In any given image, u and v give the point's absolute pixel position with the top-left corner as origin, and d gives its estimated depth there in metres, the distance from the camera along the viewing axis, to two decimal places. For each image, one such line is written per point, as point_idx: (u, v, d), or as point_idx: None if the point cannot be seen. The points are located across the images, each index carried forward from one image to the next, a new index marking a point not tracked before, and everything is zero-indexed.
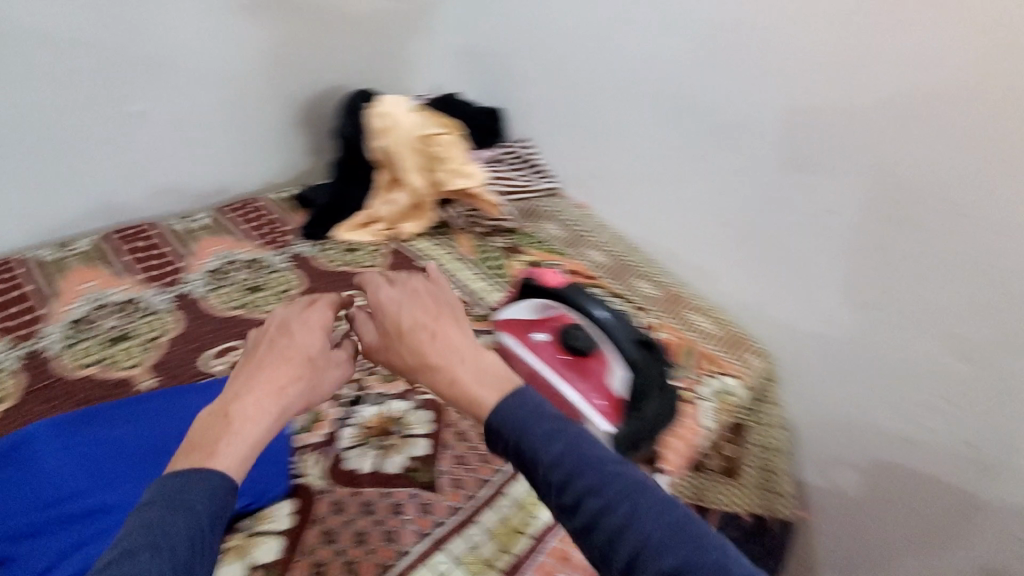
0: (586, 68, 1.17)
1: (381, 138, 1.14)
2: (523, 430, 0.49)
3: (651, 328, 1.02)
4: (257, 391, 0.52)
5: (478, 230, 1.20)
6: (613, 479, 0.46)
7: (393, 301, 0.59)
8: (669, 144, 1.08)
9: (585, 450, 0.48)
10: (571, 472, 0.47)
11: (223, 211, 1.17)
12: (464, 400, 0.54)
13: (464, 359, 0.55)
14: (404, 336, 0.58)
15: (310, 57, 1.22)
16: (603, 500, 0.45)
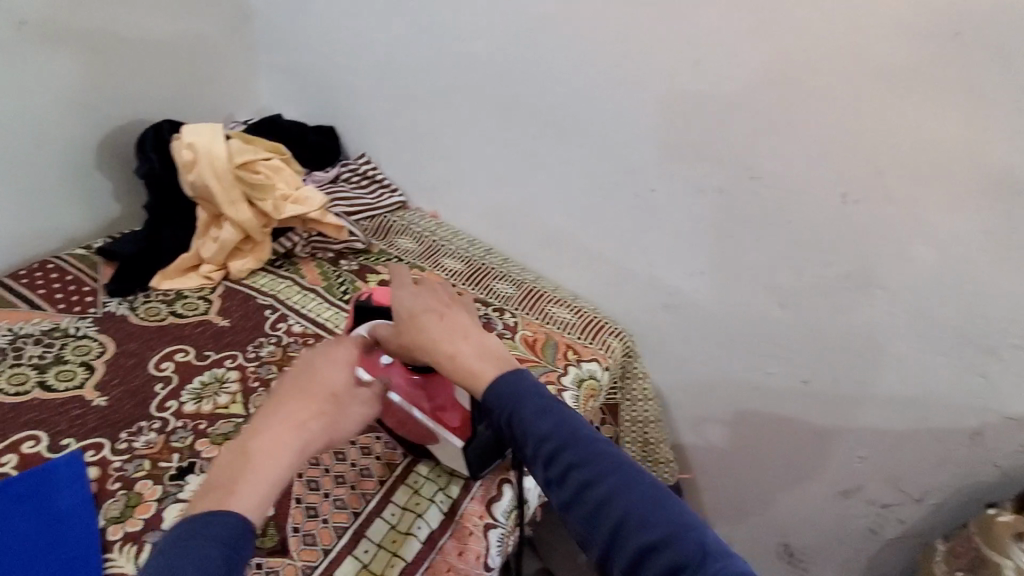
0: (406, 72, 1.13)
1: (191, 171, 1.03)
2: (518, 406, 0.53)
3: (511, 328, 1.01)
4: (280, 426, 0.53)
5: (326, 256, 1.14)
6: (600, 456, 0.49)
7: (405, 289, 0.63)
8: (498, 140, 1.07)
9: (574, 428, 0.51)
10: (559, 446, 0.50)
11: (9, 278, 1.00)
12: (466, 374, 0.57)
13: (470, 338, 0.59)
14: (414, 319, 0.61)
15: (95, 90, 1.08)
16: (590, 474, 0.48)
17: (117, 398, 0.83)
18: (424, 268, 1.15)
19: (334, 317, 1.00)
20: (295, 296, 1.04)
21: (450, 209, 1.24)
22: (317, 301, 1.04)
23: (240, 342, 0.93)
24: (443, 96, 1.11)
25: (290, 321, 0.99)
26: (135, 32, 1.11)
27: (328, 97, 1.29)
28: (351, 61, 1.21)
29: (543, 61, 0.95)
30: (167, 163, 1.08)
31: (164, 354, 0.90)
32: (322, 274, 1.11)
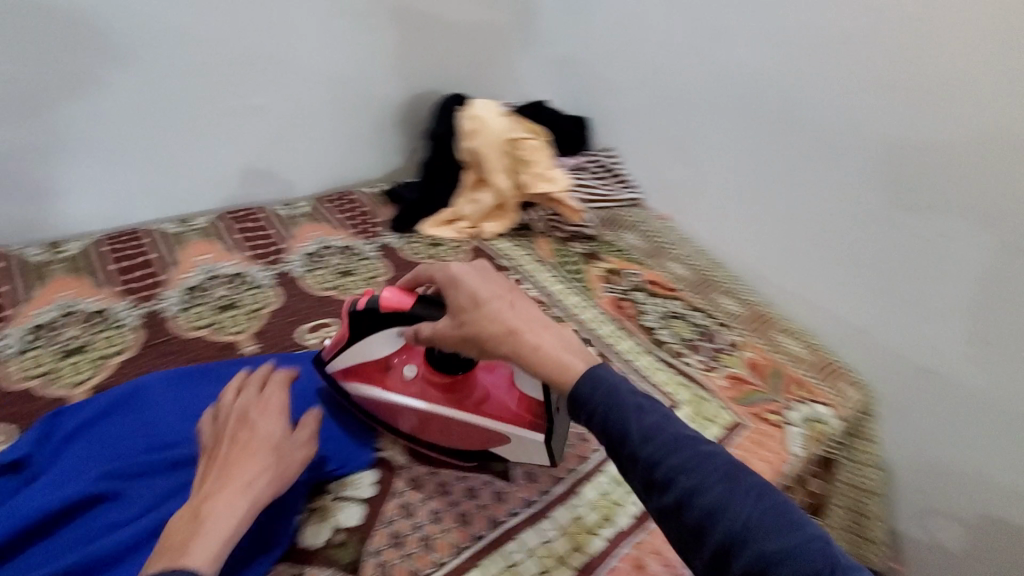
0: (679, 78, 1.16)
1: (471, 139, 1.17)
2: (616, 400, 0.47)
3: (735, 346, 0.98)
4: (228, 484, 0.53)
5: (558, 235, 1.21)
6: (711, 461, 0.43)
7: (462, 278, 0.57)
8: (766, 154, 1.04)
9: (679, 429, 0.45)
10: (664, 449, 0.44)
11: (321, 202, 1.23)
12: (552, 369, 0.51)
13: (546, 327, 0.54)
14: (482, 309, 0.55)
15: (411, 61, 1.29)
16: (699, 482, 0.42)
17: None
18: (649, 266, 1.15)
19: (562, 291, 1.06)
20: (530, 264, 1.12)
21: (683, 214, 1.23)
22: (548, 274, 1.11)
23: None
24: (711, 100, 1.11)
25: (525, 285, 1.07)
26: (453, 15, 1.30)
27: (589, 91, 1.37)
28: (622, 58, 1.27)
29: (847, 84, 0.91)
30: (449, 129, 1.25)
31: None
32: (554, 251, 1.17)
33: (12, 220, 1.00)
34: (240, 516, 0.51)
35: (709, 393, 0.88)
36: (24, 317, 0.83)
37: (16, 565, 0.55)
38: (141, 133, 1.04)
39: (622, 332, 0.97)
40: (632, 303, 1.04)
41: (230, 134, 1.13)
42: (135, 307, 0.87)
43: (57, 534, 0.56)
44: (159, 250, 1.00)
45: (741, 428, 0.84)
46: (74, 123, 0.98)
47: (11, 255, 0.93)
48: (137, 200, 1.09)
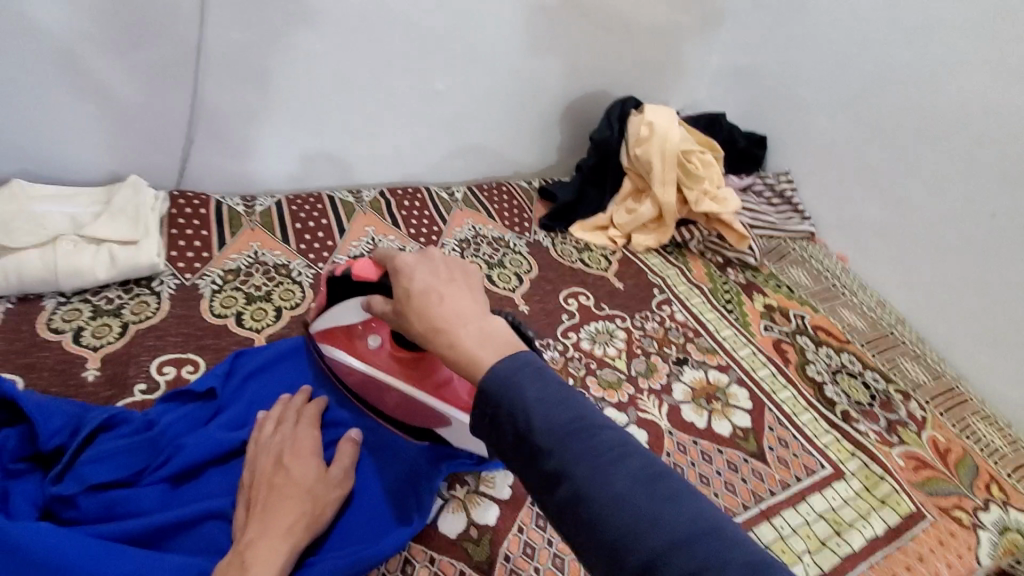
0: (902, 112, 1.05)
1: (641, 146, 1.12)
2: (512, 388, 0.44)
3: (918, 421, 0.86)
4: (267, 530, 0.51)
5: (714, 258, 1.13)
6: (605, 449, 0.40)
7: (406, 266, 0.53)
8: (1000, 215, 0.95)
9: (573, 414, 0.42)
10: (555, 437, 0.41)
11: (476, 188, 1.22)
12: (464, 366, 0.47)
13: (468, 321, 0.49)
14: (413, 301, 0.51)
15: (591, 59, 1.26)
16: (593, 472, 0.39)
17: (535, 311, 0.95)
18: (818, 309, 1.03)
19: (716, 322, 0.97)
20: (682, 286, 1.04)
21: (867, 260, 1.14)
22: (701, 299, 1.02)
23: (631, 307, 0.98)
24: (939, 139, 1.01)
25: (673, 307, 0.99)
26: (639, 15, 1.26)
27: (775, 108, 1.27)
28: (826, 79, 1.16)
29: None
30: (621, 136, 1.18)
31: (570, 292, 0.99)
32: (709, 275, 1.08)
33: (217, 172, 1.09)
34: (283, 562, 0.50)
35: (886, 472, 0.78)
36: (218, 259, 0.91)
37: (197, 487, 0.59)
38: (339, 104, 1.10)
39: (780, 379, 0.88)
40: (796, 350, 0.94)
41: (411, 114, 1.17)
42: (310, 266, 0.94)
43: (234, 465, 0.61)
44: (331, 215, 1.04)
45: (920, 518, 0.74)
46: (284, 89, 1.04)
47: (213, 201, 1.00)
48: (322, 165, 1.16)
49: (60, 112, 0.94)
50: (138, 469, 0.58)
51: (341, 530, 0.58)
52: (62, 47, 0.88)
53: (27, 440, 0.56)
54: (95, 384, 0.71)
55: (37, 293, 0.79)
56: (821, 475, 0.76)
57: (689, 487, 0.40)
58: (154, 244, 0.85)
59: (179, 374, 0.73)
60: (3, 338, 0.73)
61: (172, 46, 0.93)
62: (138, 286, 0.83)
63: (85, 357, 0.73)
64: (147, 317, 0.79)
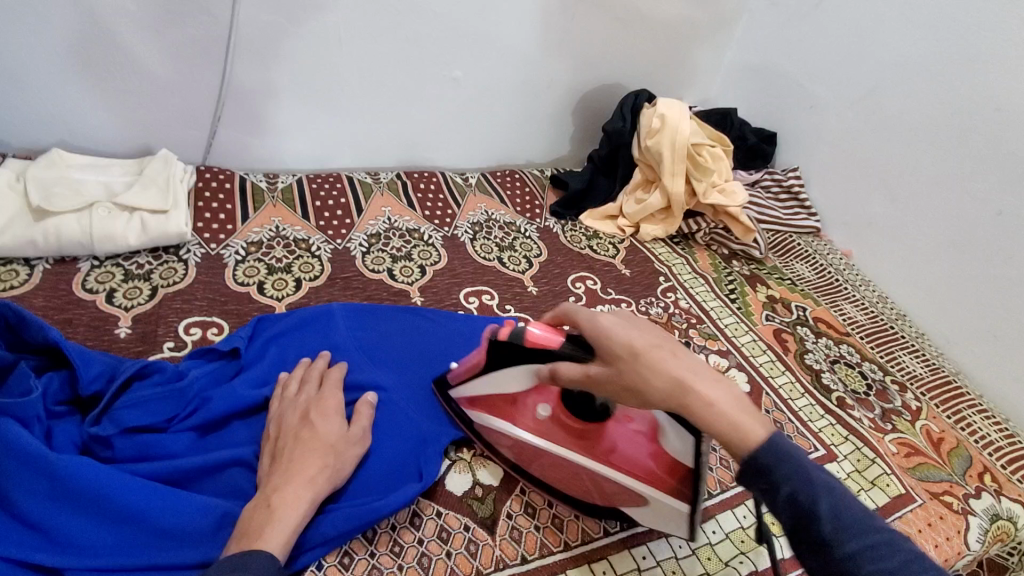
0: (912, 111, 1.07)
1: (652, 137, 1.14)
2: (805, 479, 0.47)
3: (912, 411, 0.89)
4: (293, 479, 0.55)
5: (720, 250, 1.15)
6: (890, 545, 0.45)
7: (615, 324, 0.55)
8: (1007, 215, 0.96)
9: (862, 515, 0.46)
10: (847, 534, 0.45)
11: (490, 174, 1.25)
12: (729, 429, 0.50)
13: (708, 380, 0.52)
14: (643, 360, 0.52)
15: (607, 52, 1.29)
16: (880, 565, 0.44)
17: (543, 292, 0.98)
18: (819, 302, 1.06)
19: (718, 309, 1.00)
20: (687, 275, 1.07)
21: (872, 256, 1.17)
22: (706, 288, 1.05)
23: (636, 293, 1.01)
24: (947, 138, 1.03)
25: (678, 294, 1.02)
26: (656, 9, 1.28)
27: (787, 105, 1.29)
28: (838, 77, 1.18)
29: None
30: (633, 128, 1.21)
31: (578, 276, 1.02)
32: (714, 266, 1.11)
33: (241, 150, 1.13)
34: (306, 508, 0.54)
35: (877, 456, 0.81)
36: (242, 232, 0.95)
37: (222, 437, 0.63)
38: (361, 88, 1.14)
39: (778, 365, 0.91)
40: (796, 339, 0.97)
41: (430, 100, 1.21)
42: (328, 242, 0.98)
43: (257, 419, 0.65)
44: (349, 195, 1.08)
45: (910, 500, 0.76)
46: (309, 71, 1.08)
47: (238, 177, 1.04)
48: (341, 146, 1.21)
49: (95, 85, 0.98)
50: (168, 417, 0.62)
51: (357, 483, 0.62)
52: (98, 23, 0.92)
53: (69, 384, 0.61)
54: (127, 340, 0.75)
55: (73, 255, 0.84)
56: (814, 456, 0.79)
57: None
58: (183, 215, 0.89)
59: (204, 335, 0.78)
60: (43, 295, 0.78)
61: (204, 24, 0.97)
62: (166, 253, 0.88)
63: (117, 316, 0.78)
64: (175, 283, 0.83)
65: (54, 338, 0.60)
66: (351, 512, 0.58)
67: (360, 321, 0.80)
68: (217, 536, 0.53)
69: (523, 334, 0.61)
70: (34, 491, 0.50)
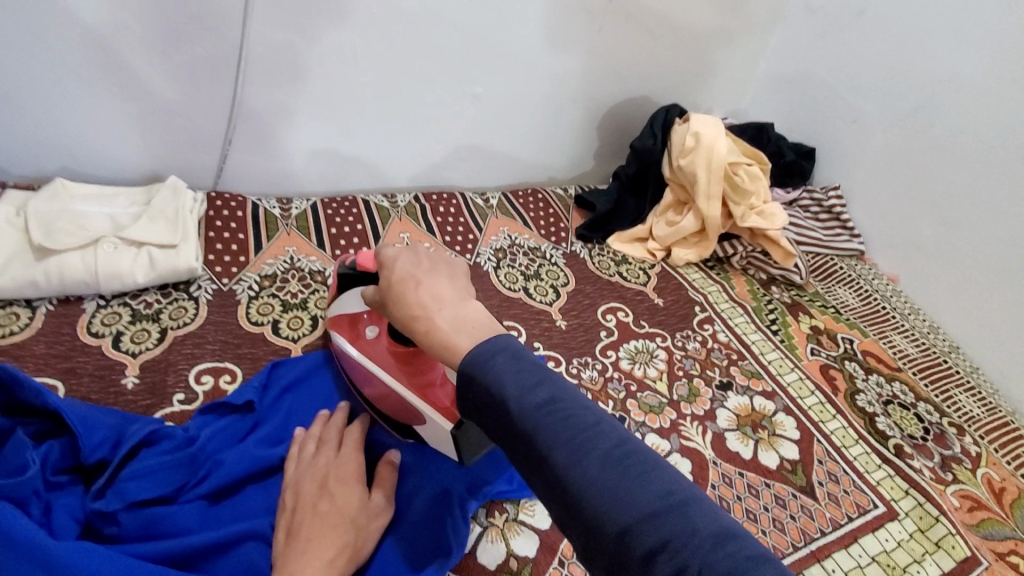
0: (964, 128, 1.00)
1: (685, 156, 1.08)
2: (484, 369, 0.43)
3: (974, 459, 0.82)
4: (309, 562, 0.50)
5: (758, 275, 1.09)
6: (577, 426, 0.39)
7: (389, 257, 0.53)
8: None
9: (550, 392, 0.41)
10: (539, 427, 0.39)
11: (511, 194, 1.19)
12: (442, 352, 0.46)
13: (445, 304, 0.48)
14: (393, 289, 0.51)
15: (633, 64, 1.23)
16: (565, 454, 0.38)
17: (573, 326, 0.92)
18: (866, 333, 1.00)
19: (761, 343, 0.94)
20: (725, 304, 1.01)
21: (921, 283, 1.09)
22: (745, 319, 0.98)
23: (671, 325, 0.95)
24: (1003, 157, 0.95)
25: (716, 326, 0.96)
26: (686, 19, 1.22)
27: (826, 119, 1.22)
28: (883, 89, 1.11)
29: None
30: (664, 146, 1.14)
31: (609, 307, 0.96)
32: (752, 293, 1.04)
33: (254, 173, 1.08)
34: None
35: (941, 513, 0.74)
36: (255, 264, 0.90)
37: (236, 504, 0.59)
38: (379, 108, 1.09)
39: (828, 408, 0.84)
40: (845, 377, 0.90)
41: (448, 118, 1.15)
42: None
43: (273, 482, 0.61)
44: (367, 221, 1.03)
45: (976, 563, 0.69)
46: (322, 91, 1.03)
47: (250, 204, 0.99)
48: (358, 168, 1.16)
49: (102, 109, 0.93)
50: (178, 486, 0.57)
51: (381, 560, 0.56)
52: (103, 46, 0.88)
53: (70, 451, 0.56)
54: (134, 392, 0.70)
55: (77, 295, 0.79)
56: (874, 514, 0.73)
57: (667, 473, 0.37)
58: (193, 249, 0.84)
59: (217, 384, 0.73)
60: (44, 341, 0.73)
61: (214, 44, 0.92)
62: (176, 290, 0.83)
63: (124, 363, 0.73)
64: (184, 324, 0.79)
65: (53, 403, 0.55)
66: None
67: None
68: None
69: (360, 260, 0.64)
70: None
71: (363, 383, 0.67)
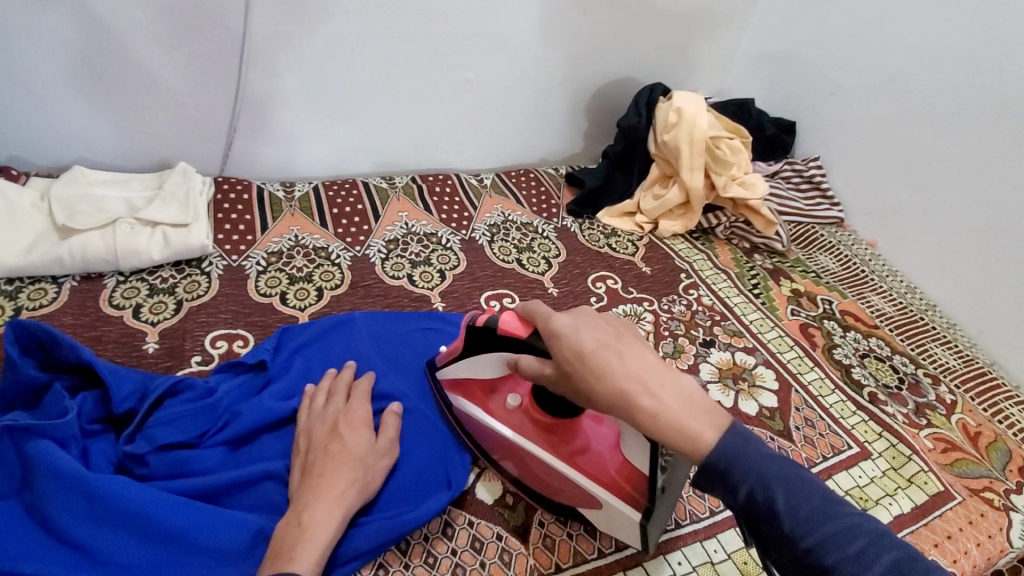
0: (937, 97, 1.04)
1: (669, 131, 1.12)
2: (748, 471, 0.46)
3: (948, 406, 0.87)
4: (322, 496, 0.55)
5: (741, 244, 1.14)
6: (846, 531, 0.43)
7: (568, 326, 0.53)
8: None
9: (816, 496, 0.45)
10: (811, 532, 0.43)
11: (504, 174, 1.24)
12: (673, 434, 0.48)
13: (663, 380, 0.50)
14: (588, 363, 0.51)
15: (620, 46, 1.27)
16: (845, 563, 0.42)
17: (564, 293, 0.97)
18: (845, 295, 1.04)
19: (742, 305, 0.99)
20: (709, 271, 1.06)
21: (899, 247, 1.14)
22: (728, 284, 1.03)
23: (658, 291, 1.00)
24: (975, 125, 1.00)
25: (700, 291, 1.01)
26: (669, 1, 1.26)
27: (806, 94, 1.26)
28: (859, 61, 1.15)
29: None
30: (649, 124, 1.19)
31: (598, 275, 1.01)
32: (736, 261, 1.09)
33: (258, 159, 1.14)
34: (337, 524, 0.54)
35: (914, 452, 0.79)
36: (262, 242, 0.95)
37: (252, 450, 0.64)
38: (375, 95, 1.14)
39: (806, 361, 0.90)
40: (823, 334, 0.95)
41: (443, 103, 1.20)
42: (347, 249, 0.98)
43: (286, 431, 0.66)
44: (367, 201, 1.08)
45: (949, 498, 0.74)
46: (323, 80, 1.08)
47: (255, 187, 1.04)
48: (356, 153, 1.21)
49: (113, 101, 0.99)
50: (199, 433, 0.62)
51: (388, 496, 0.62)
52: (113, 40, 0.93)
53: (102, 402, 0.61)
54: (155, 356, 0.76)
55: (98, 272, 0.85)
56: (847, 454, 0.78)
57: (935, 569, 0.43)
58: (204, 228, 0.89)
59: (230, 348, 0.78)
60: (70, 313, 0.79)
61: (219, 37, 0.97)
62: (189, 267, 0.88)
63: (144, 332, 0.78)
64: (199, 296, 0.84)
65: (86, 358, 0.61)
66: (383, 524, 0.58)
67: (380, 330, 0.80)
68: (253, 553, 0.54)
69: (497, 321, 0.60)
70: (73, 510, 0.51)
71: (501, 452, 0.65)
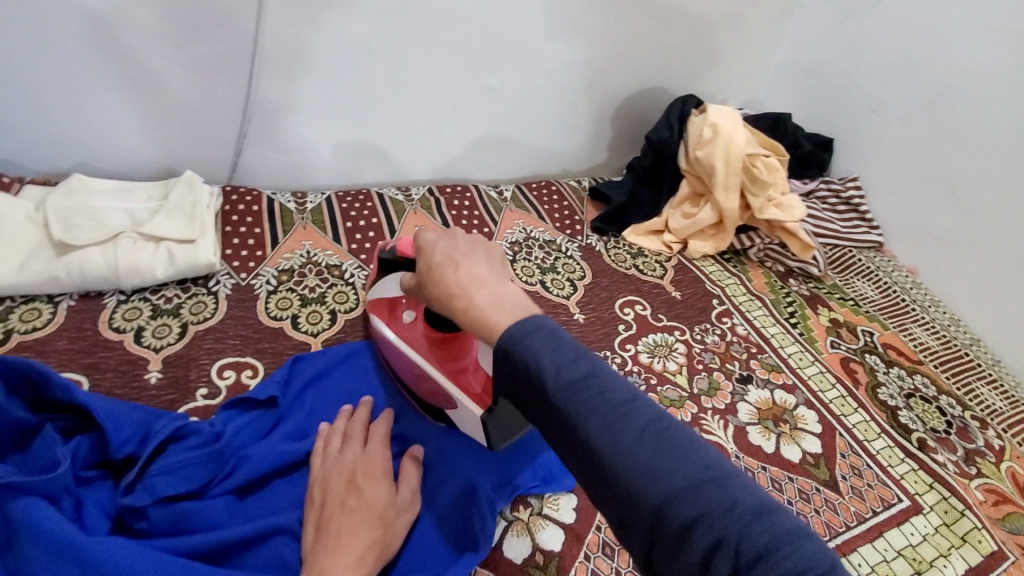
0: (988, 118, 0.98)
1: (703, 147, 1.06)
2: (523, 349, 0.44)
3: (999, 454, 0.82)
4: (340, 558, 0.50)
5: (775, 267, 1.08)
6: (609, 403, 0.41)
7: (428, 241, 0.53)
8: None
9: (584, 371, 0.43)
10: (572, 402, 0.41)
11: (525, 186, 1.18)
12: (480, 331, 0.47)
13: (485, 286, 0.49)
14: (432, 272, 0.51)
15: (649, 54, 1.21)
16: (599, 434, 0.40)
17: (591, 319, 0.91)
18: (886, 326, 0.99)
19: (779, 336, 0.93)
20: (743, 297, 1.00)
21: (941, 275, 1.08)
22: (763, 312, 0.97)
23: (690, 319, 0.94)
24: None
25: (734, 319, 0.95)
26: (702, 7, 1.20)
27: (844, 109, 1.20)
28: (902, 76, 1.09)
29: None
30: (680, 138, 1.13)
31: (626, 300, 0.96)
32: (770, 286, 1.04)
33: (268, 167, 1.08)
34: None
35: (968, 507, 0.74)
36: (272, 258, 0.90)
37: (262, 500, 0.59)
38: (392, 102, 1.08)
39: (850, 402, 0.84)
40: (865, 370, 0.89)
41: (461, 111, 1.15)
42: (361, 267, 0.92)
43: (298, 477, 0.61)
44: (382, 214, 1.03)
45: (1003, 558, 0.69)
46: (336, 86, 1.03)
47: (265, 198, 0.99)
48: (371, 162, 1.15)
49: (115, 105, 0.93)
50: (205, 481, 0.57)
51: (408, 556, 0.57)
52: (113, 40, 0.87)
53: (99, 447, 0.56)
54: (158, 387, 0.70)
55: (97, 290, 0.79)
56: (898, 508, 0.72)
57: (695, 443, 0.40)
58: (210, 244, 0.84)
59: (239, 379, 0.73)
60: (67, 337, 0.73)
61: (228, 39, 0.92)
62: (194, 285, 0.83)
63: (146, 358, 0.73)
64: (205, 318, 0.79)
65: (81, 400, 0.55)
66: None
67: None
68: None
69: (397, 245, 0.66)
70: None
71: (401, 365, 0.69)
